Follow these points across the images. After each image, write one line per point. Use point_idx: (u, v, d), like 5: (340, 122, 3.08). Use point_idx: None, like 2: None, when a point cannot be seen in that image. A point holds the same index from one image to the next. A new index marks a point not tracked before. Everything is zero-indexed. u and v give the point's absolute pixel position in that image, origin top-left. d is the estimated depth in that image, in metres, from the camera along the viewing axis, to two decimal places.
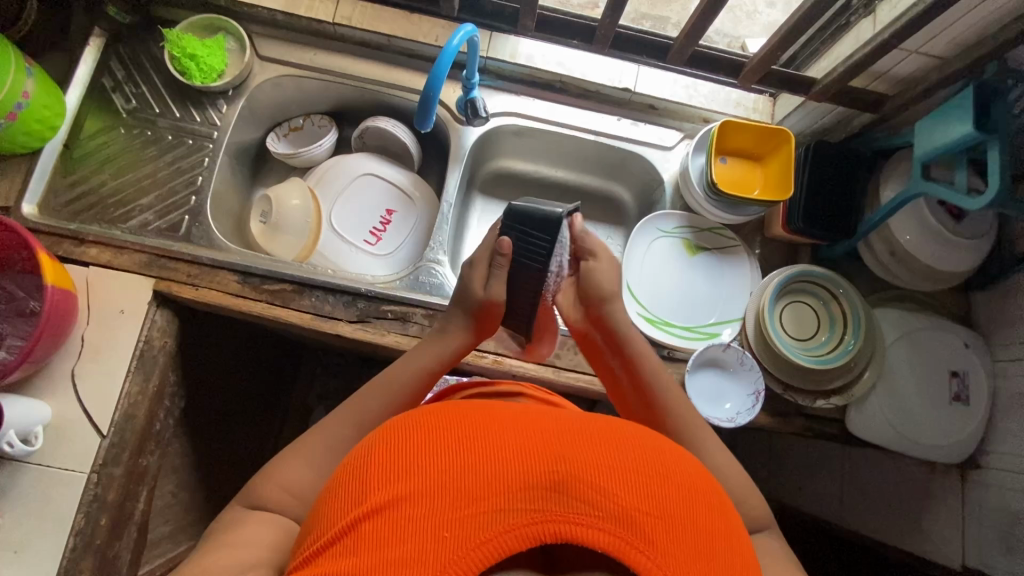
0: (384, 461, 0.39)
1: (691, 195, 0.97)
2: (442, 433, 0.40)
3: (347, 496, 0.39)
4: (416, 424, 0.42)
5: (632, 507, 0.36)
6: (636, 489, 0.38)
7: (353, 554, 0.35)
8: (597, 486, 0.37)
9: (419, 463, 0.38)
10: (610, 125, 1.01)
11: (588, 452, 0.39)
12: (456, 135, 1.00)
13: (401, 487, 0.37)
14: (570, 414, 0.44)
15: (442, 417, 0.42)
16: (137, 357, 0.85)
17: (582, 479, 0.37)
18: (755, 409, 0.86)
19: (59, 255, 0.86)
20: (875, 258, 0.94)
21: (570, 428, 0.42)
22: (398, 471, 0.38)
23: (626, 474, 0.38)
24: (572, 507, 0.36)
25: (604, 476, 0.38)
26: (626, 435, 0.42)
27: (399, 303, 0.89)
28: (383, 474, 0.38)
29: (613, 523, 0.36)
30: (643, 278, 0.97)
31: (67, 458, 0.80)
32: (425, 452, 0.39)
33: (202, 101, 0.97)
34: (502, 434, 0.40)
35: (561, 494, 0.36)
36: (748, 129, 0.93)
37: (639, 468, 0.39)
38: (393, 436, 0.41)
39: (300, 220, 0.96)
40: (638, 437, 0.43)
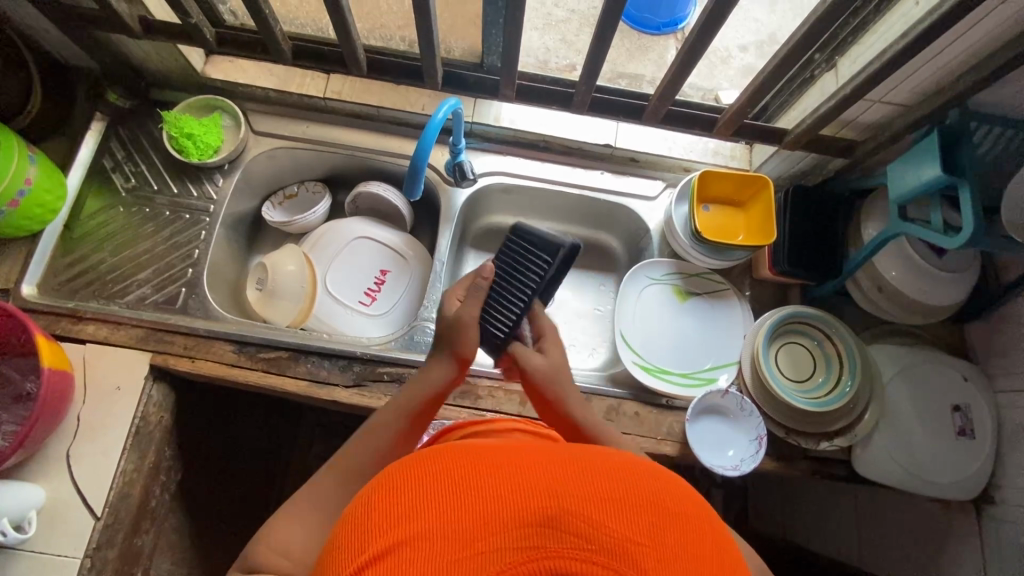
0: (382, 508, 0.39)
1: (677, 243, 0.99)
2: (434, 472, 0.40)
3: (344, 547, 0.39)
4: (409, 467, 0.42)
5: (629, 540, 0.36)
6: (633, 519, 0.38)
7: None
8: (592, 520, 0.37)
9: (418, 505, 0.38)
10: (593, 179, 1.05)
11: (582, 485, 0.39)
12: (445, 196, 1.03)
13: (395, 535, 0.37)
14: (562, 447, 0.45)
15: (437, 459, 0.42)
16: (133, 434, 0.84)
17: (578, 515, 0.37)
18: (758, 455, 0.85)
19: (57, 334, 0.87)
20: (863, 295, 0.95)
21: (563, 460, 0.42)
22: (392, 518, 0.38)
23: (622, 507, 0.38)
24: (568, 544, 0.36)
25: (598, 509, 0.37)
26: (621, 467, 0.42)
27: (396, 365, 0.90)
28: (381, 521, 0.38)
29: (609, 557, 0.35)
30: (636, 327, 0.97)
31: (60, 543, 0.79)
32: (418, 496, 0.39)
33: (198, 176, 1.00)
34: (497, 473, 0.40)
35: (557, 532, 0.36)
36: (727, 177, 0.96)
37: (634, 500, 0.39)
38: (387, 483, 0.41)
39: (295, 286, 0.98)
40: (635, 469, 0.43)
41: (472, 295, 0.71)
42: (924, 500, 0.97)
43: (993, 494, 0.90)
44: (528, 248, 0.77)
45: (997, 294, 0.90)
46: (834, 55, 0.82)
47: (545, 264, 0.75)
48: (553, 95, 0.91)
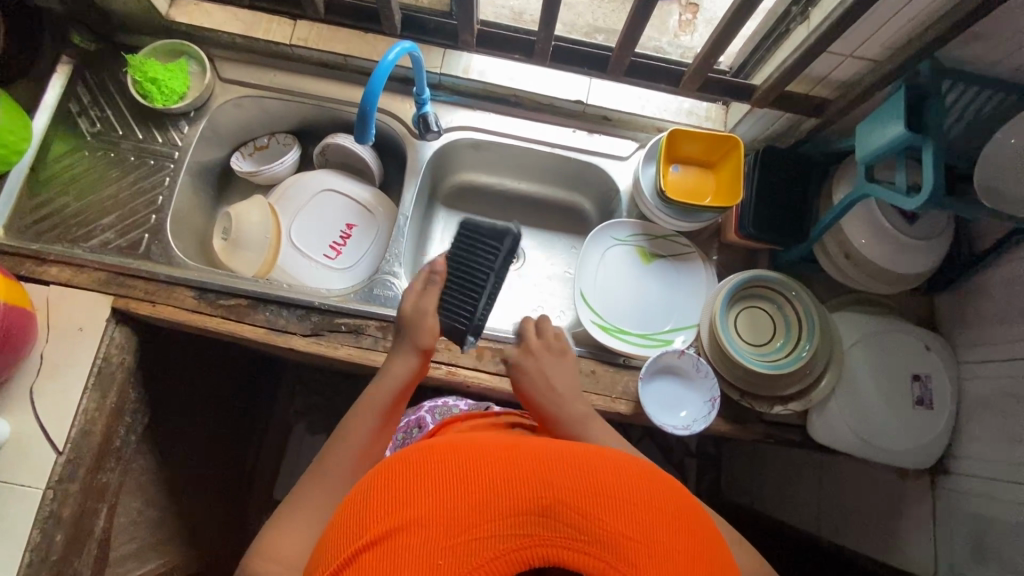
0: (386, 497, 0.44)
1: (643, 203, 0.97)
2: (435, 465, 0.45)
3: (351, 531, 0.44)
4: (413, 458, 0.47)
5: (614, 530, 0.41)
6: (618, 512, 0.42)
7: None
8: (582, 512, 0.42)
9: (418, 494, 0.43)
10: (564, 137, 1.03)
11: (573, 480, 0.44)
12: (413, 149, 1.01)
13: (397, 518, 0.42)
14: (556, 444, 0.49)
15: (437, 451, 0.47)
16: (94, 374, 0.86)
17: (567, 505, 0.42)
18: (710, 416, 0.85)
19: (20, 275, 0.88)
20: (832, 262, 0.93)
21: (557, 457, 0.47)
22: (394, 504, 0.43)
23: (608, 499, 0.43)
24: (558, 532, 0.41)
25: (587, 501, 0.42)
26: (610, 464, 0.47)
27: (352, 315, 0.90)
28: (384, 508, 0.43)
29: (597, 546, 0.40)
30: (598, 287, 0.96)
31: (22, 474, 0.81)
32: (420, 485, 0.44)
33: (164, 123, 1.00)
34: (492, 465, 0.45)
35: (549, 520, 0.41)
36: (697, 136, 0.93)
37: (621, 495, 0.44)
38: (391, 470, 0.46)
39: (258, 236, 0.98)
40: (622, 467, 0.48)
41: (427, 291, 0.76)
42: (882, 469, 0.98)
43: (948, 464, 0.90)
44: (478, 237, 0.79)
45: (968, 263, 0.87)
46: (808, 6, 0.79)
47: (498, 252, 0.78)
48: (517, 44, 0.88)
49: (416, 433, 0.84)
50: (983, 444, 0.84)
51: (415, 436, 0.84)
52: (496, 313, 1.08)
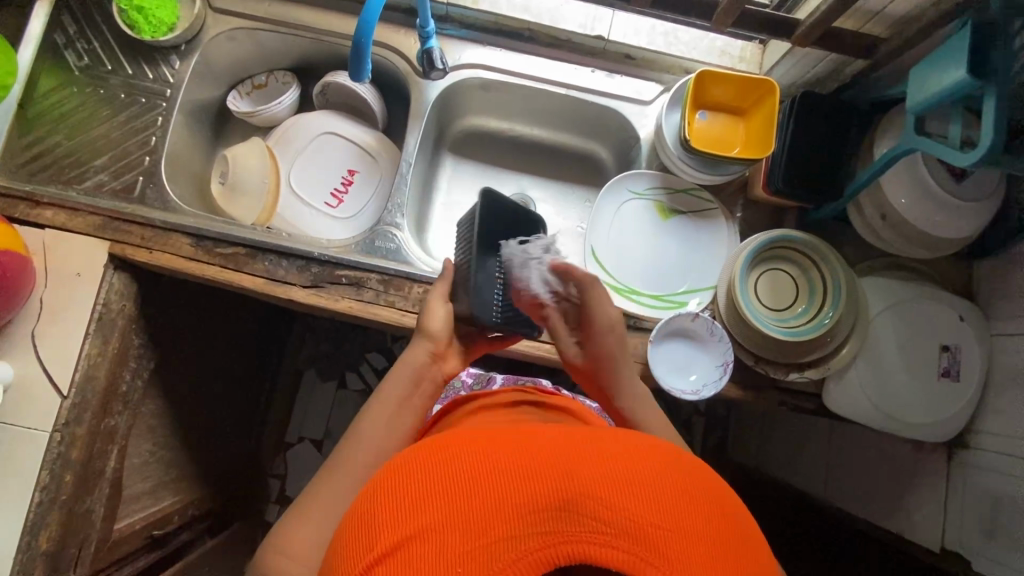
0: (394, 502, 0.41)
1: (665, 154, 0.90)
2: (444, 464, 0.42)
3: (359, 538, 0.41)
4: (419, 456, 0.44)
5: (644, 520, 0.39)
6: (646, 500, 0.40)
7: None
8: (610, 503, 0.39)
9: (428, 499, 0.40)
10: (582, 78, 0.95)
11: (598, 470, 0.41)
12: (417, 88, 0.94)
13: (408, 527, 0.39)
14: (575, 430, 0.46)
15: (445, 449, 0.44)
16: (95, 319, 0.85)
17: (591, 496, 0.39)
18: (721, 381, 0.82)
19: (15, 218, 0.86)
20: (865, 223, 0.86)
21: (577, 445, 0.44)
22: (403, 511, 0.40)
23: (634, 487, 0.40)
24: (584, 527, 0.38)
25: (614, 492, 0.40)
26: (636, 449, 0.44)
27: (353, 268, 0.87)
28: (393, 514, 0.40)
29: (628, 540, 0.38)
30: (611, 244, 0.90)
31: (29, 417, 0.82)
32: (429, 487, 0.41)
33: (154, 57, 0.94)
34: (506, 457, 0.42)
35: (574, 515, 0.38)
36: (728, 80, 0.85)
37: (650, 482, 0.41)
38: (397, 471, 0.44)
39: (256, 181, 0.94)
40: (649, 451, 0.44)
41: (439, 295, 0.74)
42: (897, 439, 0.95)
43: (969, 438, 0.86)
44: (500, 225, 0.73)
45: (1016, 228, 0.80)
46: None
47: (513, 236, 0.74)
48: None
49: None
50: (1010, 421, 0.80)
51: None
52: None
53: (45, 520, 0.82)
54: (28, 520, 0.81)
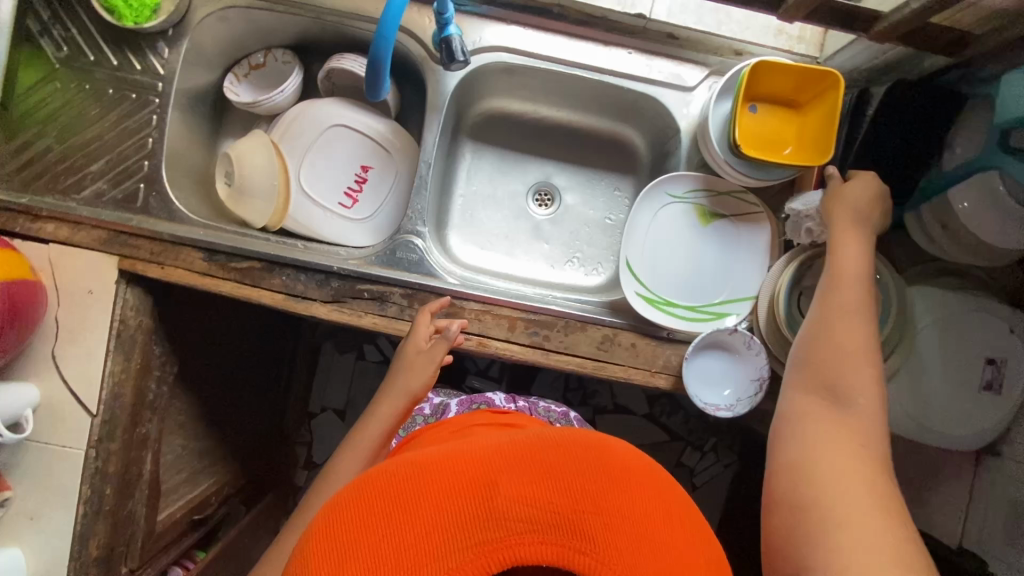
0: (326, 548, 0.43)
1: (709, 153, 0.82)
2: (371, 500, 0.44)
3: None
4: (346, 495, 0.46)
5: (565, 510, 0.43)
6: (564, 491, 0.44)
7: None
8: (531, 502, 0.43)
9: (359, 543, 0.42)
10: (617, 61, 0.85)
11: (520, 472, 0.45)
12: (434, 77, 0.85)
13: (342, 570, 0.41)
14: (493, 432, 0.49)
15: (369, 485, 0.46)
16: (114, 337, 0.83)
17: (512, 501, 0.43)
18: (756, 398, 0.80)
19: (17, 233, 0.81)
20: (923, 229, 0.79)
21: (495, 449, 0.47)
22: (336, 556, 0.42)
23: (554, 481, 0.45)
24: (511, 532, 0.42)
25: (537, 490, 0.44)
26: (553, 439, 0.48)
27: (375, 282, 0.83)
28: (326, 561, 0.42)
29: (553, 534, 0.42)
30: (647, 252, 0.85)
31: (63, 436, 0.83)
32: (356, 529, 0.43)
33: (140, 45, 0.84)
34: (430, 483, 0.44)
35: (499, 522, 0.42)
36: (786, 71, 0.75)
37: (569, 473, 0.46)
38: (326, 512, 0.46)
39: (266, 183, 0.88)
40: (567, 440, 0.48)
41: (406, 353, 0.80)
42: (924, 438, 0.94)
43: (1001, 446, 0.85)
44: None
45: None
46: None
47: None
48: None
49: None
50: None
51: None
52: (530, 263, 0.99)
53: (92, 529, 0.85)
54: (78, 530, 0.84)
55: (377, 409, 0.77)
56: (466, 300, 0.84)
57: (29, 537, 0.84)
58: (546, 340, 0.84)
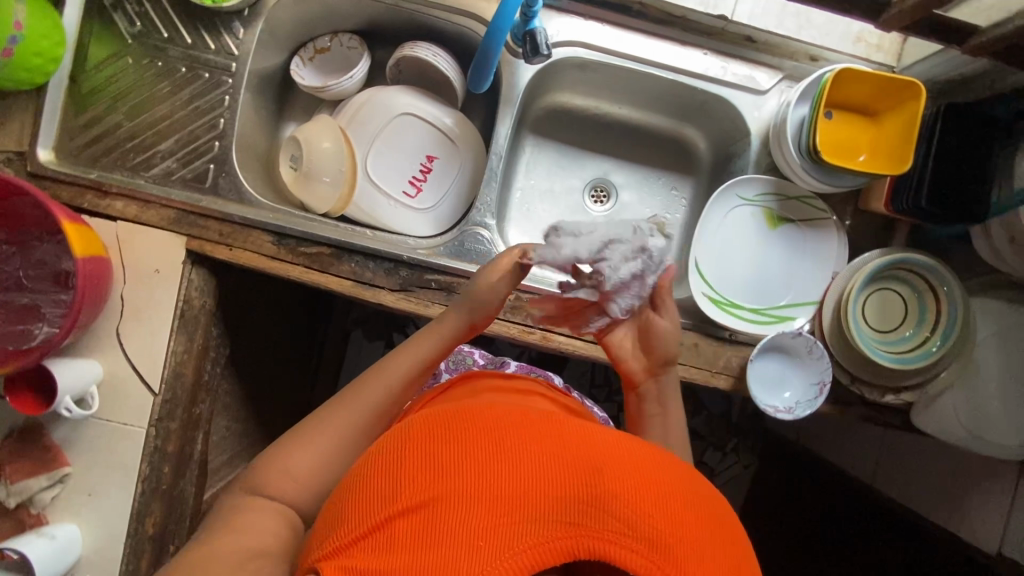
0: (424, 464, 0.46)
1: (783, 156, 0.82)
2: (481, 441, 0.48)
3: (376, 491, 0.46)
4: (456, 427, 0.49)
5: (657, 526, 0.44)
6: (660, 509, 0.45)
7: (392, 547, 0.42)
8: (627, 505, 0.44)
9: (457, 468, 0.45)
10: (693, 61, 0.85)
11: (623, 476, 0.47)
12: (508, 70, 0.85)
13: (440, 490, 0.44)
14: (602, 433, 0.52)
15: (477, 425, 0.49)
16: (179, 318, 0.83)
17: (611, 499, 0.45)
18: (817, 401, 0.81)
19: (84, 209, 0.80)
20: (989, 244, 0.76)
21: (604, 449, 0.49)
22: (437, 475, 0.45)
23: (652, 495, 0.46)
24: (605, 526, 0.43)
25: (635, 498, 0.45)
26: (658, 464, 0.50)
27: (443, 273, 0.83)
28: (422, 475, 0.45)
29: (642, 544, 0.43)
30: (713, 254, 0.86)
31: (124, 413, 0.83)
32: (456, 457, 0.46)
33: (215, 25, 0.85)
34: (536, 447, 0.47)
35: (595, 512, 0.44)
36: (868, 79, 0.76)
37: (665, 493, 0.47)
38: (432, 434, 0.49)
39: (334, 168, 0.87)
40: (667, 468, 0.50)
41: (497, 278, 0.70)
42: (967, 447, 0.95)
43: None
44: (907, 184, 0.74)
45: None
46: None
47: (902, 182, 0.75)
48: None
49: (429, 382, 0.83)
50: None
51: (427, 386, 0.83)
52: None
53: (149, 508, 0.84)
54: (135, 508, 0.83)
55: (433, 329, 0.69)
56: (533, 294, 0.84)
57: (84, 514, 0.82)
58: None
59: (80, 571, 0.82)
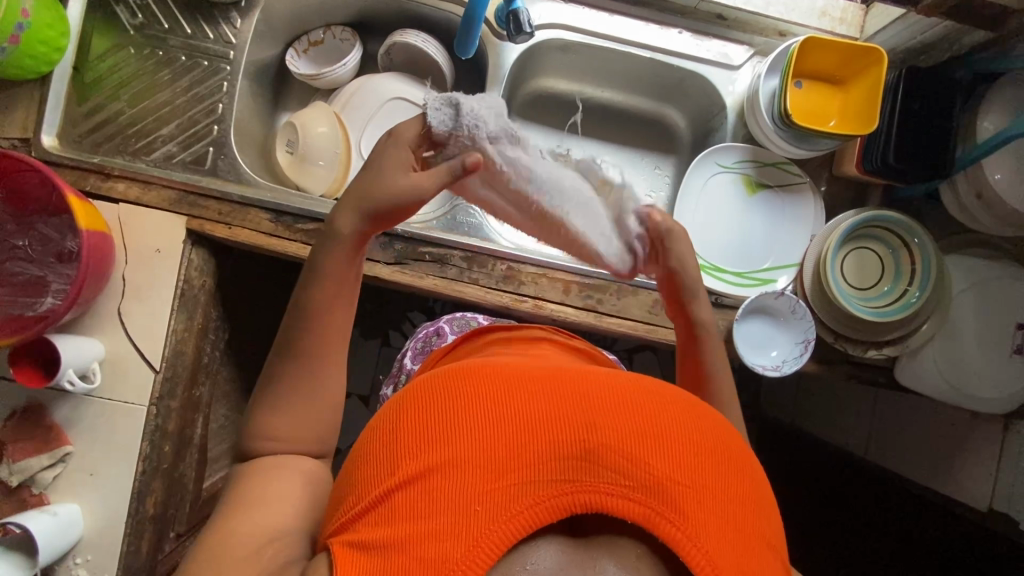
0: (415, 431, 0.43)
1: (757, 125, 0.87)
2: (469, 399, 0.44)
3: (373, 467, 0.44)
4: (443, 390, 0.46)
5: (664, 477, 0.40)
6: (666, 457, 0.41)
7: (390, 523, 0.40)
8: (630, 456, 0.41)
9: (449, 430, 0.42)
10: (667, 39, 0.90)
11: (624, 422, 0.43)
12: (494, 52, 0.90)
13: (431, 458, 0.41)
14: (599, 379, 0.47)
15: (466, 380, 0.46)
16: (179, 297, 0.85)
17: (611, 450, 0.41)
18: (803, 357, 0.83)
19: (87, 191, 0.83)
20: (957, 201, 0.81)
21: (601, 396, 0.45)
22: (426, 441, 0.42)
23: (658, 443, 0.42)
24: (603, 478, 0.40)
25: (636, 447, 0.41)
26: (661, 406, 0.45)
27: (437, 245, 0.86)
28: (414, 444, 0.42)
29: (644, 494, 0.39)
30: (696, 222, 0.90)
31: (125, 392, 0.84)
32: (447, 419, 0.43)
33: (213, 16, 0.90)
34: (530, 401, 0.44)
35: (592, 465, 0.40)
36: (832, 47, 0.81)
37: (671, 438, 0.43)
38: (420, 400, 0.46)
39: (329, 149, 0.91)
40: (674, 408, 0.45)
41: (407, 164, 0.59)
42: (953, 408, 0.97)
43: None
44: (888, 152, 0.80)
45: None
46: None
47: (887, 153, 0.80)
48: None
49: (434, 342, 0.85)
50: None
51: (435, 343, 0.84)
52: None
53: (149, 487, 0.85)
54: (136, 487, 0.83)
55: (337, 227, 0.59)
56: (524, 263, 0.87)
57: (85, 493, 0.83)
58: (599, 304, 0.87)
59: (81, 551, 0.82)
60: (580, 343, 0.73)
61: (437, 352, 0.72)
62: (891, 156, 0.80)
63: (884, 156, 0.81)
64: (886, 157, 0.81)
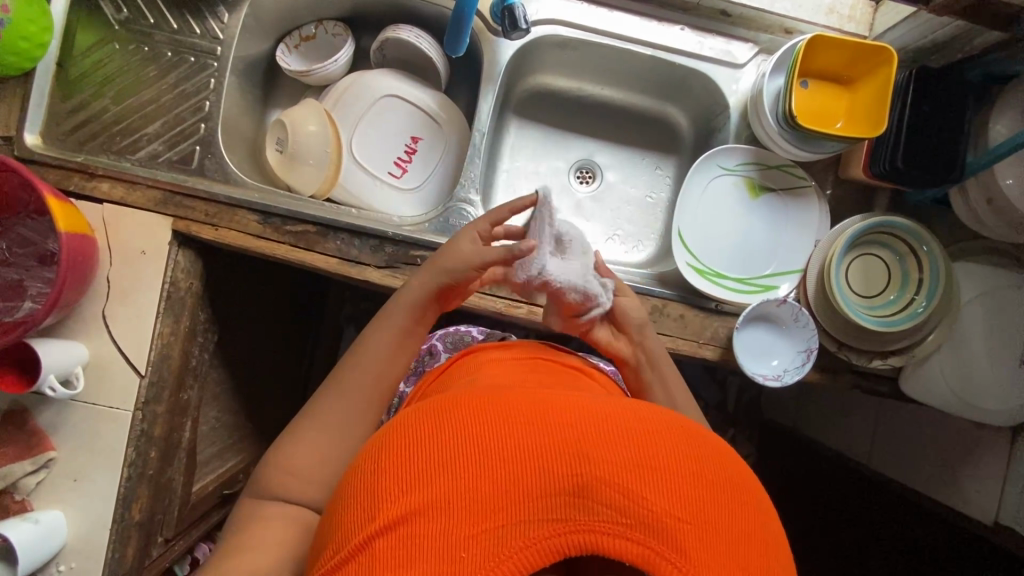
0: (398, 471, 0.41)
1: (761, 126, 0.84)
2: (454, 432, 0.42)
3: (356, 508, 0.42)
4: (428, 424, 0.44)
5: (662, 512, 0.38)
6: (663, 489, 0.39)
7: (372, 571, 0.38)
8: (625, 491, 0.39)
9: (433, 468, 0.40)
10: (669, 36, 0.87)
11: (618, 452, 0.41)
12: (489, 48, 0.87)
13: (414, 500, 0.39)
14: (592, 405, 0.45)
15: (453, 414, 0.44)
16: (165, 299, 0.82)
17: (605, 485, 0.39)
18: (805, 367, 0.80)
19: (70, 191, 0.81)
20: (968, 207, 0.78)
21: (593, 425, 0.43)
22: (410, 481, 0.40)
23: (654, 474, 0.40)
24: (598, 516, 0.38)
25: (631, 480, 0.39)
26: (657, 433, 0.43)
27: (429, 248, 0.83)
28: (397, 485, 0.40)
29: (642, 531, 0.37)
30: (696, 225, 0.87)
31: (110, 396, 0.82)
32: (432, 455, 0.41)
33: (200, 10, 0.87)
34: (519, 433, 0.42)
35: (585, 502, 0.38)
36: (840, 45, 0.78)
37: (669, 468, 0.40)
38: (403, 436, 0.44)
39: (319, 148, 0.88)
40: (671, 434, 0.43)
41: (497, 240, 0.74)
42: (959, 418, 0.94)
43: None
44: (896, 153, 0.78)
45: None
46: None
47: (894, 154, 0.78)
48: None
49: (427, 361, 0.83)
50: None
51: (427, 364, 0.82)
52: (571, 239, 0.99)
53: (136, 493, 0.83)
54: (121, 493, 0.82)
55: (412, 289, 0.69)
56: None
57: (69, 499, 0.81)
58: None
59: (65, 558, 0.81)
60: (573, 359, 0.71)
61: (433, 371, 0.70)
62: (898, 158, 0.78)
63: (892, 157, 0.78)
64: (893, 159, 0.78)
